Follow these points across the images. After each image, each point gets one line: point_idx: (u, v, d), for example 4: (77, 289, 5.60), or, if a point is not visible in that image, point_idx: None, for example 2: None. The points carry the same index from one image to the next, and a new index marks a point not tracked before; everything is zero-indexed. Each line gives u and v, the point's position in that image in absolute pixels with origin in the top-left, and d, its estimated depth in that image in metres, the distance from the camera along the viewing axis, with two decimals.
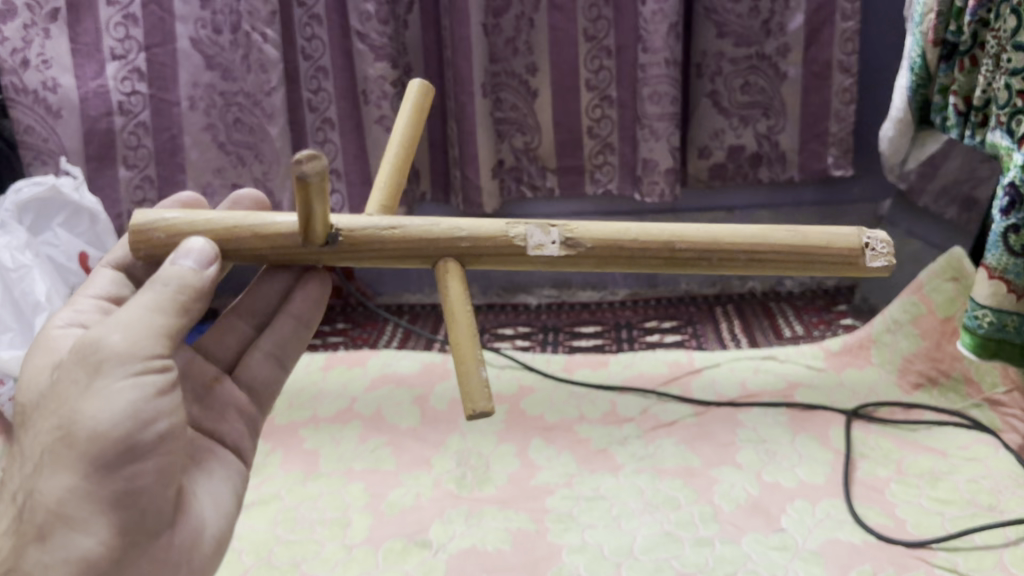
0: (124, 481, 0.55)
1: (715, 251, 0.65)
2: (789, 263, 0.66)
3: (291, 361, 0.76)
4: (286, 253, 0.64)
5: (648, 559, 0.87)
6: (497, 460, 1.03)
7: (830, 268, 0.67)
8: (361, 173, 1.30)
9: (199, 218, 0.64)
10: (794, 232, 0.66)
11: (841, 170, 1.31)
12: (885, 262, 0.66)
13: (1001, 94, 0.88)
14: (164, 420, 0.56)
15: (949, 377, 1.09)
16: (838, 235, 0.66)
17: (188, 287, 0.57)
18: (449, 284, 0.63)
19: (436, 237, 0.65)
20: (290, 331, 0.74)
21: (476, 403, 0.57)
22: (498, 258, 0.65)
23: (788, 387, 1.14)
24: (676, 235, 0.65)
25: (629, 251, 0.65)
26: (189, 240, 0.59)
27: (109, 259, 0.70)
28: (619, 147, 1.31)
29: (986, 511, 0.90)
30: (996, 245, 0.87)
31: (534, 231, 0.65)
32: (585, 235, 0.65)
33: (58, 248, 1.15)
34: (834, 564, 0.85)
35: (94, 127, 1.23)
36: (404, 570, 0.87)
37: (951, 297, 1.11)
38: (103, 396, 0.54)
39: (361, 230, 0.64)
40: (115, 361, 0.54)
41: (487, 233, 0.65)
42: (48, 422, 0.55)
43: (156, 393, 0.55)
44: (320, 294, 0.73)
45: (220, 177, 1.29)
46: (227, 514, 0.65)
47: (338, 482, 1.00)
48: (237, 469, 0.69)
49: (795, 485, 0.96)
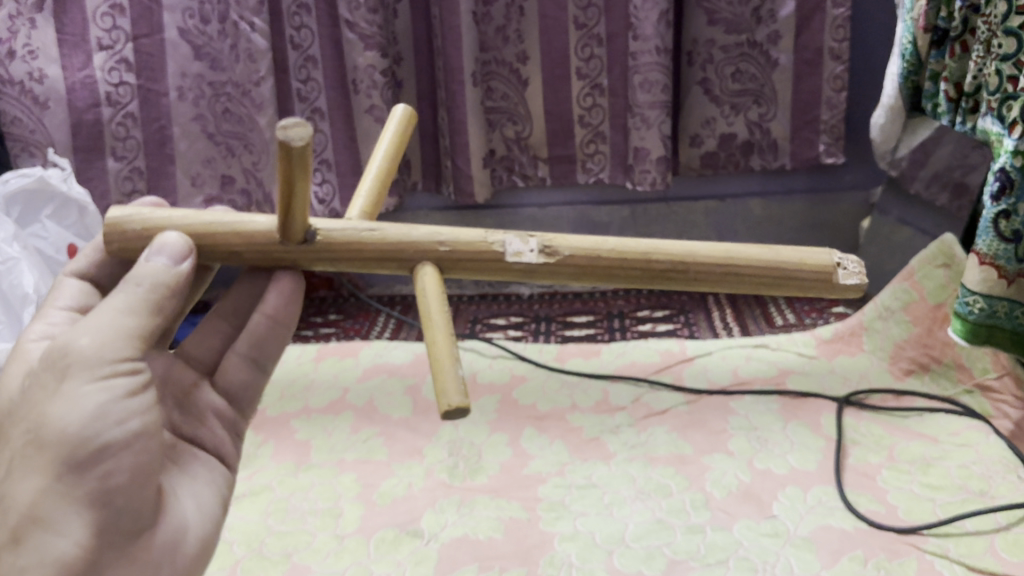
0: (97, 481, 0.54)
1: (691, 264, 0.65)
2: (763, 276, 0.66)
3: (274, 360, 0.75)
4: (264, 252, 0.63)
5: (640, 547, 0.87)
6: (489, 450, 1.03)
7: (803, 288, 0.66)
8: (351, 164, 1.30)
9: (177, 213, 0.63)
10: (767, 249, 0.66)
11: (832, 157, 1.31)
12: (858, 280, 0.66)
13: (992, 79, 0.88)
14: (135, 420, 0.56)
15: (941, 363, 1.09)
16: (810, 255, 0.66)
17: (161, 286, 0.57)
18: (427, 284, 0.61)
19: (415, 241, 0.64)
20: (266, 330, 0.72)
21: (450, 397, 0.52)
22: (477, 265, 0.64)
23: (779, 374, 1.14)
24: (654, 247, 0.65)
25: (608, 261, 0.64)
26: (163, 235, 0.59)
27: (74, 271, 0.69)
28: (610, 136, 1.30)
29: (977, 497, 0.90)
30: (987, 231, 0.87)
31: (512, 240, 0.64)
32: (563, 244, 0.64)
33: (46, 240, 1.14)
34: (825, 550, 0.85)
35: (82, 118, 1.22)
36: (395, 560, 0.87)
37: (942, 284, 1.10)
38: (71, 399, 0.53)
39: (339, 238, 0.63)
40: (83, 364, 0.54)
41: (467, 242, 0.64)
42: (19, 429, 0.54)
43: (126, 395, 0.55)
44: (293, 289, 0.68)
45: (209, 168, 1.28)
46: (210, 515, 0.65)
47: (330, 472, 1.00)
48: (219, 471, 0.69)
49: (786, 472, 0.96)
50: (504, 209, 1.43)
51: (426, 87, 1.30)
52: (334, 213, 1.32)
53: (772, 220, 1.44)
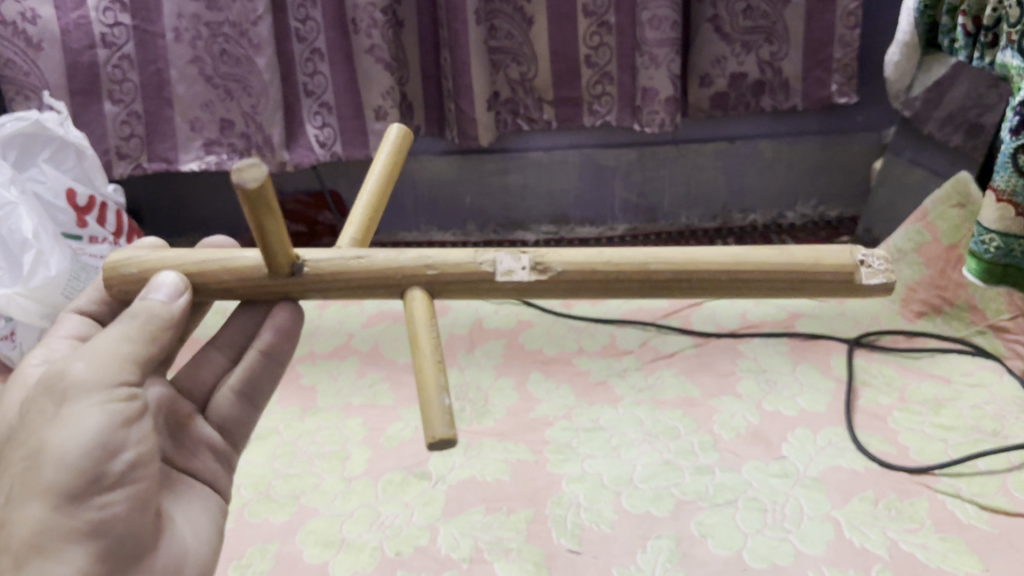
0: (96, 512, 0.52)
1: (698, 271, 0.57)
2: (776, 282, 0.57)
3: (267, 397, 0.72)
4: (251, 286, 0.60)
5: (648, 487, 0.86)
6: (495, 394, 1.02)
7: (817, 290, 0.57)
8: (352, 107, 1.26)
9: (168, 255, 0.60)
10: (779, 251, 0.57)
11: (845, 97, 1.28)
12: (884, 280, 0.56)
13: (1012, 11, 0.85)
14: (132, 450, 0.54)
15: (953, 305, 1.07)
16: (827, 250, 0.57)
17: (155, 316, 0.55)
18: (414, 310, 0.56)
19: (403, 269, 0.59)
20: (262, 368, 0.69)
21: (433, 429, 0.47)
22: (468, 289, 0.59)
23: (788, 317, 1.13)
24: (653, 256, 0.57)
25: (606, 278, 0.58)
26: (161, 274, 0.57)
27: (74, 304, 0.68)
28: (618, 76, 1.27)
29: (989, 437, 0.89)
30: (1005, 166, 0.84)
31: (503, 257, 0.58)
32: (556, 259, 0.58)
33: (44, 185, 1.12)
34: (834, 490, 0.84)
35: (77, 60, 1.19)
36: (403, 501, 0.86)
37: (956, 224, 1.07)
38: (70, 426, 0.51)
39: (329, 262, 0.59)
40: (81, 389, 0.52)
41: (453, 264, 0.59)
42: (18, 455, 0.53)
43: (124, 421, 0.53)
44: (291, 325, 0.66)
45: (208, 111, 1.27)
46: (208, 543, 0.62)
47: (337, 416, 0.99)
48: (214, 501, 0.66)
49: (796, 414, 0.95)
50: (510, 153, 1.40)
51: (427, 24, 1.26)
52: (335, 156, 1.30)
53: (783, 162, 1.41)
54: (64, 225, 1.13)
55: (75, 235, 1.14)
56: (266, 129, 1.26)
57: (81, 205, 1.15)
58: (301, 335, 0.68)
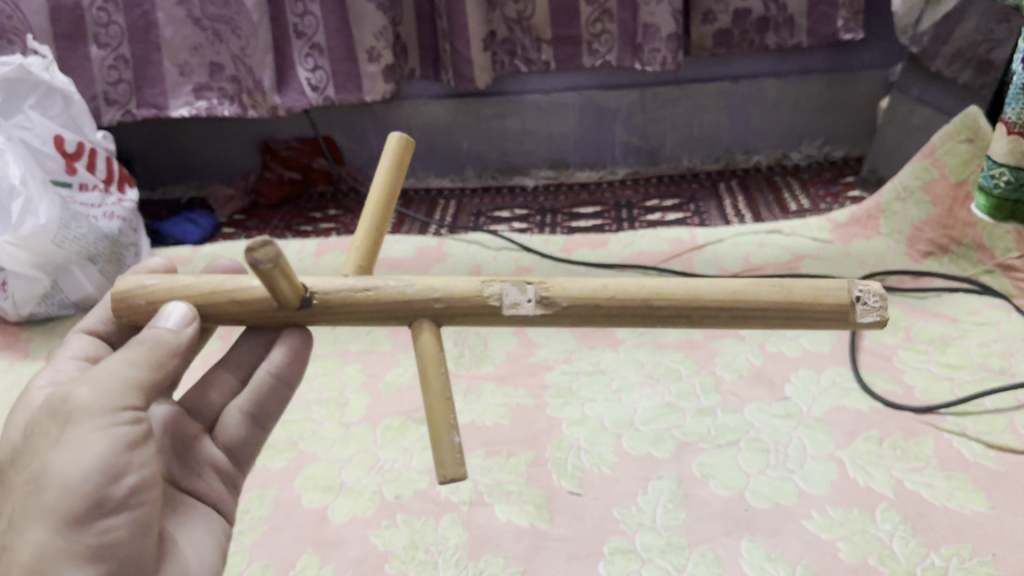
0: (96, 536, 0.49)
1: (698, 307, 0.56)
2: (772, 319, 0.56)
3: (276, 422, 0.71)
4: (259, 315, 0.59)
5: (649, 430, 0.85)
6: (495, 339, 1.01)
7: (813, 325, 0.56)
8: (344, 49, 1.22)
9: (178, 284, 0.58)
10: (778, 286, 0.55)
11: (850, 33, 1.24)
12: (878, 318, 0.54)
13: None
14: (136, 473, 0.51)
15: (961, 244, 1.05)
16: (823, 284, 0.55)
17: (162, 342, 0.54)
18: (423, 347, 0.56)
19: (410, 298, 0.57)
20: (270, 390, 0.68)
21: (446, 468, 0.50)
22: (474, 320, 0.58)
23: (793, 259, 1.11)
24: (653, 292, 0.56)
25: (608, 312, 0.57)
26: (169, 307, 0.56)
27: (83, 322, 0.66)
28: (619, 13, 1.23)
29: (997, 375, 0.88)
30: (1018, 98, 0.81)
31: (509, 288, 0.57)
32: (562, 293, 0.57)
33: (32, 131, 1.08)
34: (839, 431, 0.83)
35: (60, 3, 1.16)
36: (403, 445, 0.85)
37: (965, 160, 1.05)
38: (72, 450, 0.49)
39: (336, 291, 0.57)
40: (85, 413, 0.50)
41: (458, 296, 0.57)
42: (21, 479, 0.51)
43: (128, 446, 0.51)
44: (299, 348, 0.66)
45: (197, 55, 1.23)
46: (212, 567, 0.59)
47: (334, 363, 0.98)
48: (218, 524, 0.62)
49: (799, 354, 0.94)
50: (508, 95, 1.37)
51: None
52: (329, 101, 1.27)
53: (788, 102, 1.38)
54: (53, 172, 1.11)
55: (64, 182, 1.12)
56: (256, 72, 1.23)
57: (69, 151, 1.13)
58: (310, 356, 0.67)
